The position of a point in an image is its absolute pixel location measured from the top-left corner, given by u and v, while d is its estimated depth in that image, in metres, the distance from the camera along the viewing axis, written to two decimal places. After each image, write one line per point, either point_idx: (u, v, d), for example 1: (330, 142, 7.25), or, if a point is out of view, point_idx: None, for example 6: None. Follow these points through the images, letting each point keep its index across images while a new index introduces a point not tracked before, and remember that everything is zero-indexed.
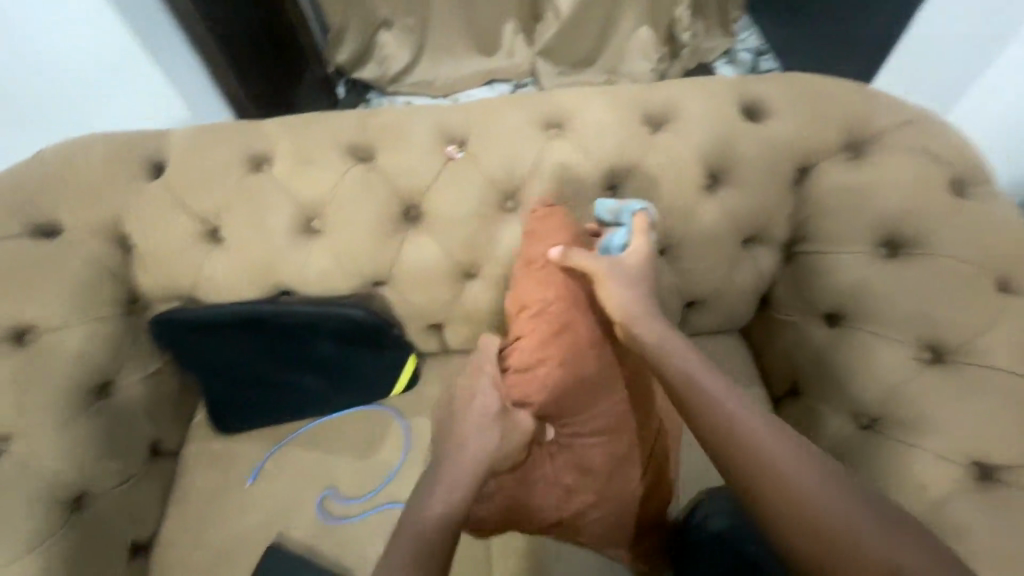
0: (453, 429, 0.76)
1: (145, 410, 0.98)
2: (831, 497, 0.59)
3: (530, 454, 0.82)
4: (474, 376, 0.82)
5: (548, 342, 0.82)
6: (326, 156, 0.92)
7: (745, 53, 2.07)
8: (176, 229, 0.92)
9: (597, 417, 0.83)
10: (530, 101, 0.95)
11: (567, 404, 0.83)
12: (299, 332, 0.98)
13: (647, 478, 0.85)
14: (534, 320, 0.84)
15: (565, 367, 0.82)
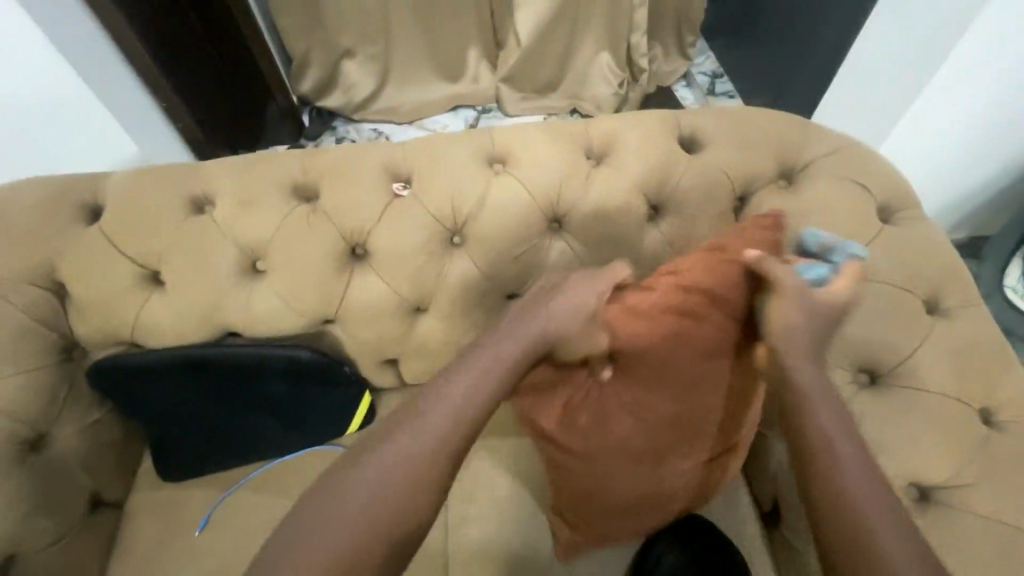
0: (540, 306, 0.68)
1: (83, 463, 0.95)
2: (894, 532, 0.54)
3: (585, 379, 0.74)
4: (589, 277, 0.70)
5: (675, 314, 0.70)
6: (270, 197, 0.92)
7: (701, 76, 2.13)
8: (114, 275, 0.90)
9: (668, 407, 0.74)
10: (475, 138, 0.96)
11: (649, 377, 0.73)
12: (245, 375, 0.96)
13: (670, 474, 0.81)
14: (682, 287, 0.71)
15: (674, 344, 0.71)
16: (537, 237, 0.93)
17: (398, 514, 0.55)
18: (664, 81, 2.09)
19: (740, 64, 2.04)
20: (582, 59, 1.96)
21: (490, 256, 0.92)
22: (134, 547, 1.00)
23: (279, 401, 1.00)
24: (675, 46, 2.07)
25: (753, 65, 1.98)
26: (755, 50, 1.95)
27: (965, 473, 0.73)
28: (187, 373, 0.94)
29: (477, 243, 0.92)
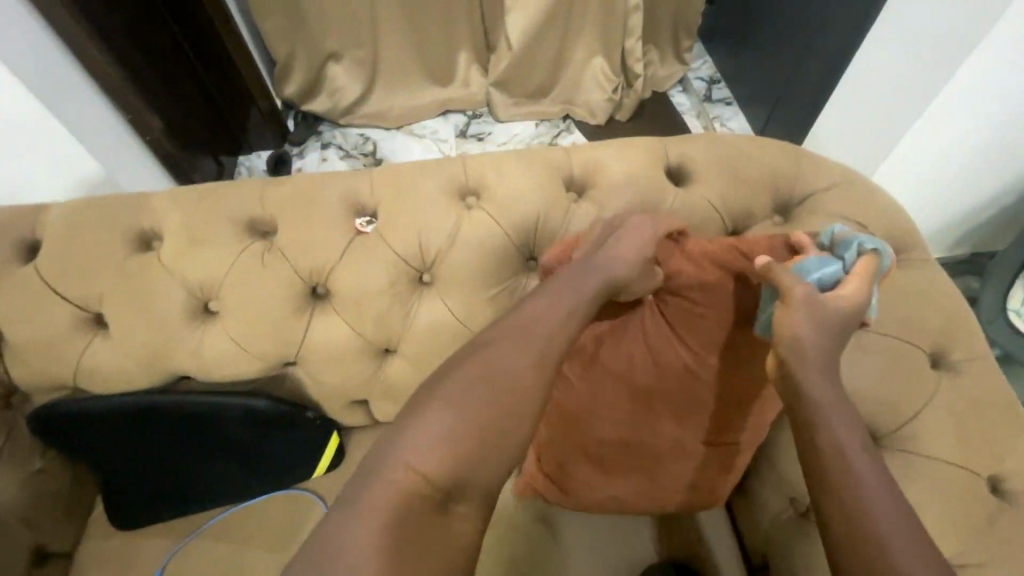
0: (612, 236, 0.71)
1: (23, 516, 0.88)
2: (899, 534, 0.49)
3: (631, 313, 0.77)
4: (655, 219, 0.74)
5: (721, 277, 0.72)
6: (223, 232, 0.85)
7: (699, 82, 2.05)
8: (52, 317, 0.83)
9: (688, 365, 0.75)
10: (446, 167, 0.89)
11: (679, 330, 0.74)
12: (200, 422, 0.90)
13: (667, 442, 0.80)
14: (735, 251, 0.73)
15: (711, 304, 0.72)
16: (511, 277, 0.87)
17: (443, 455, 0.53)
18: (660, 86, 2.02)
19: (739, 71, 1.96)
20: (575, 65, 1.89)
21: (462, 296, 0.86)
22: None
23: (236, 448, 0.95)
24: (670, 51, 2.00)
25: (751, 73, 1.90)
26: (752, 59, 1.88)
27: (972, 552, 0.67)
28: (134, 420, 0.88)
29: (448, 283, 0.86)
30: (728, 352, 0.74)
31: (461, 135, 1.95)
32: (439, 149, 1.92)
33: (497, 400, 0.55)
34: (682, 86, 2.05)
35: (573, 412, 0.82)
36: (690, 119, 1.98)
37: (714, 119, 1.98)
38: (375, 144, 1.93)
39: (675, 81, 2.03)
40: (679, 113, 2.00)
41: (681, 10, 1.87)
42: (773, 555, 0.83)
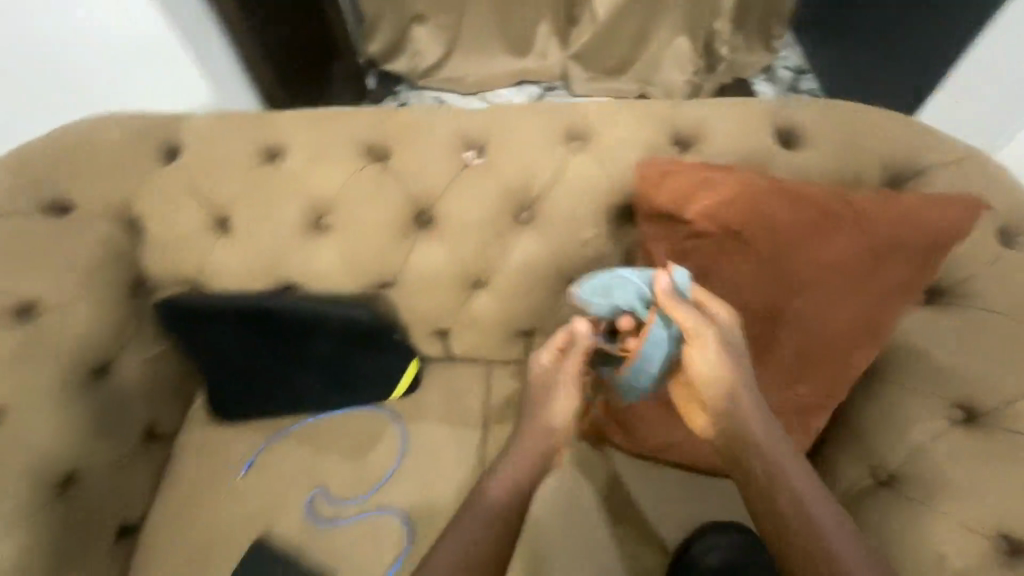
0: (679, 184, 0.72)
1: (143, 393, 0.96)
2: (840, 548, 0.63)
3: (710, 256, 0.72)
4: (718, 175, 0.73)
5: (806, 215, 0.69)
6: (342, 152, 0.90)
7: (785, 70, 1.97)
8: (187, 217, 0.91)
9: (779, 304, 0.71)
10: (554, 111, 0.92)
11: (769, 267, 0.70)
12: (300, 329, 0.96)
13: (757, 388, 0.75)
14: (808, 196, 0.70)
15: (801, 242, 0.69)
16: (608, 222, 0.89)
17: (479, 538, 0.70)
18: (745, 71, 1.93)
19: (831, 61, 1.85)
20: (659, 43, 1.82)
21: (557, 236, 0.89)
22: (182, 480, 1.04)
23: (329, 358, 1.01)
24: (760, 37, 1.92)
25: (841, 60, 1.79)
26: (844, 46, 1.77)
27: None
28: (244, 319, 0.95)
29: (546, 222, 0.89)
30: (810, 293, 0.70)
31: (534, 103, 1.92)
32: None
33: (500, 512, 0.72)
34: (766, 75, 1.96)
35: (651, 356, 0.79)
36: None
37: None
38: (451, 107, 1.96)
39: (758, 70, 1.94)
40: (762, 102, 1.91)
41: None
42: None
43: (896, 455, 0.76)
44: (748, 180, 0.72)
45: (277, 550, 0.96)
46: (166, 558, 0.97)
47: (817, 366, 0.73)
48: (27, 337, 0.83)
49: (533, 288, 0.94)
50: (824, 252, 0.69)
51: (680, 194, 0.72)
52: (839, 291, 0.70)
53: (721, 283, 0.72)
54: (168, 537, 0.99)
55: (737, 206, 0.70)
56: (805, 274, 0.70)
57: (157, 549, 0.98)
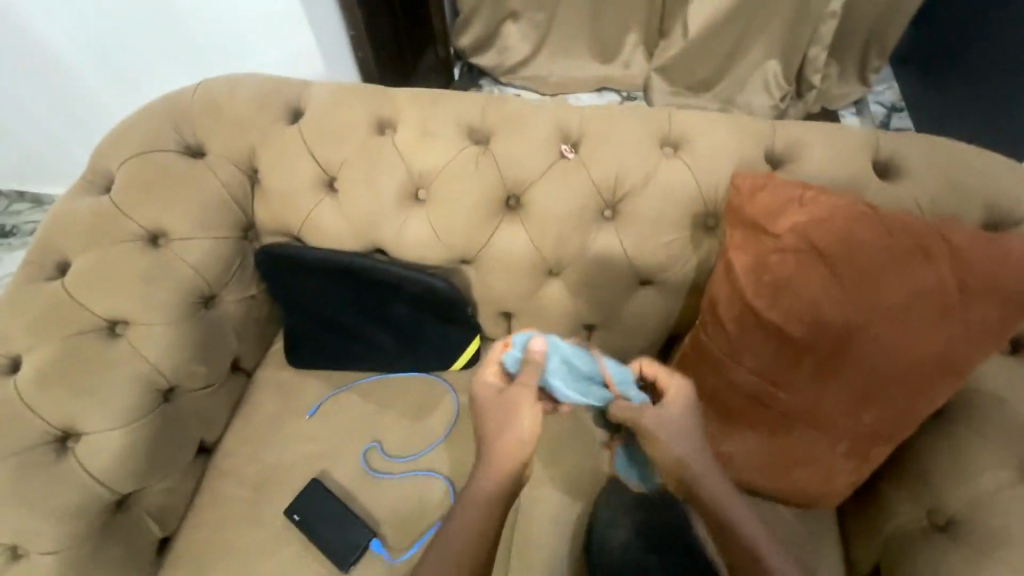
0: (770, 196, 0.73)
1: (236, 329, 1.06)
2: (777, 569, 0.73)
3: (791, 271, 0.71)
4: (812, 194, 0.73)
5: (896, 246, 0.68)
6: (446, 132, 0.96)
7: (876, 106, 1.93)
8: (299, 174, 0.99)
9: (852, 329, 0.69)
10: (653, 117, 0.95)
11: (849, 291, 0.69)
12: (383, 290, 1.03)
13: (810, 409, 0.75)
14: (904, 228, 0.69)
15: (888, 272, 0.68)
16: (690, 229, 0.91)
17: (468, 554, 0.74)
18: (832, 103, 1.89)
19: (929, 99, 1.80)
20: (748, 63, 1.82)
21: (638, 236, 0.92)
22: (256, 413, 1.13)
23: (402, 322, 1.08)
24: (854, 69, 1.86)
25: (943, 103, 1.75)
26: (942, 84, 1.75)
27: None
28: (335, 274, 1.03)
29: (630, 222, 0.92)
30: (888, 324, 0.68)
31: None
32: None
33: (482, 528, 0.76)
34: (857, 108, 1.92)
35: (714, 360, 0.80)
36: None
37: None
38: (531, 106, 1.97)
39: (850, 102, 1.90)
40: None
41: (880, 24, 1.73)
42: (886, 564, 0.80)
43: (958, 501, 0.74)
44: (844, 202, 0.72)
45: (332, 490, 1.04)
46: (235, 481, 1.06)
47: (890, 397, 0.71)
48: (154, 263, 0.94)
49: (605, 284, 0.98)
50: (915, 283, 0.67)
51: (770, 208, 0.73)
52: (927, 324, 0.67)
53: (797, 298, 0.71)
54: (238, 462, 1.08)
55: (828, 227, 0.70)
56: (889, 303, 0.68)
57: (227, 471, 1.07)
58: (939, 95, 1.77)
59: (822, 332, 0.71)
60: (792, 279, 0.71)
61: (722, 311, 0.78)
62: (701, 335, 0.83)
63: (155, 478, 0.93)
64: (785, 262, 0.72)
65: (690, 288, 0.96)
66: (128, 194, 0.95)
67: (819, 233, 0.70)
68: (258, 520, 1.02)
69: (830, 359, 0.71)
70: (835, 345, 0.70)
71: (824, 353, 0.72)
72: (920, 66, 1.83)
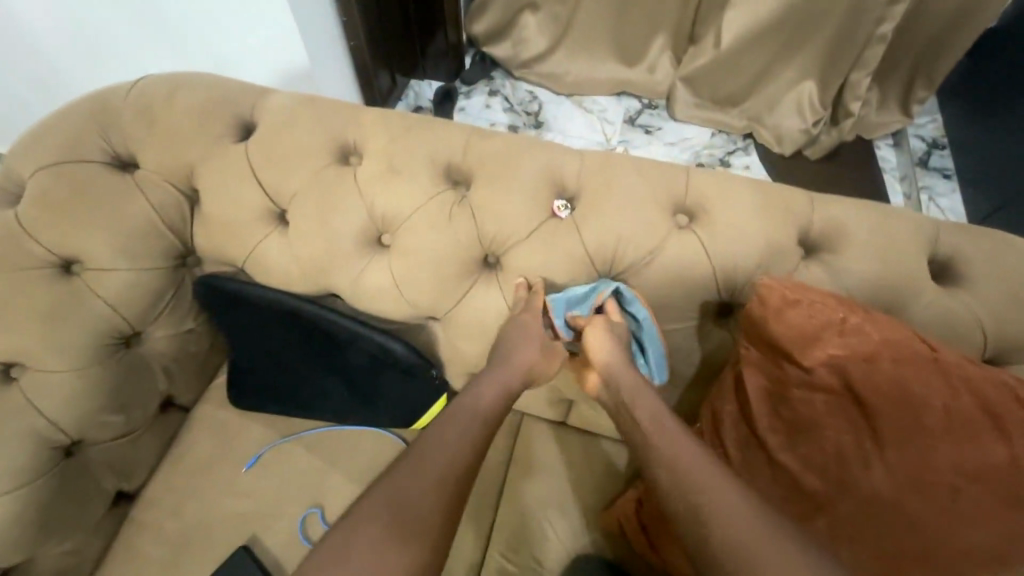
0: (806, 305, 0.57)
1: (166, 367, 0.94)
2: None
3: (817, 407, 0.58)
4: (864, 316, 0.57)
5: (956, 402, 0.54)
6: (418, 170, 0.81)
7: (916, 140, 1.71)
8: (245, 201, 0.85)
9: (884, 491, 0.54)
10: (665, 175, 0.78)
11: (886, 444, 0.54)
12: (335, 342, 0.90)
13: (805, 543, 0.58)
14: (974, 385, 0.54)
15: (941, 432, 0.53)
16: (696, 318, 0.76)
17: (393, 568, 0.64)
18: (868, 132, 1.67)
19: (976, 142, 1.60)
20: (779, 85, 1.62)
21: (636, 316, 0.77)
22: (188, 458, 1.00)
23: (355, 375, 0.93)
24: (894, 95, 1.64)
25: (986, 147, 1.56)
26: (991, 125, 1.54)
27: None
28: (282, 318, 0.90)
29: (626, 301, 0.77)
30: (931, 493, 0.53)
31: (629, 122, 1.76)
32: (602, 131, 1.75)
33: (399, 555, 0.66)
34: (895, 139, 1.72)
35: None
36: (892, 182, 1.67)
37: (921, 189, 1.66)
38: (540, 107, 1.78)
39: (889, 133, 1.68)
40: (880, 170, 1.69)
41: (929, 52, 1.51)
42: None
43: None
44: (899, 334, 0.56)
45: (261, 562, 0.91)
46: (153, 536, 0.93)
47: None
48: (63, 298, 0.81)
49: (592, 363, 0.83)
50: (977, 457, 0.52)
51: (806, 329, 0.57)
52: (989, 512, 0.51)
53: (821, 439, 0.58)
54: (159, 516, 0.95)
55: (872, 366, 0.55)
56: (938, 472, 0.53)
57: (145, 525, 0.94)
58: (987, 133, 1.56)
59: (841, 485, 0.56)
60: (819, 417, 0.58)
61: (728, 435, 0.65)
62: None
63: (48, 542, 0.83)
64: (811, 396, 0.58)
65: (690, 380, 0.81)
66: (39, 211, 0.81)
67: (862, 367, 0.56)
68: None
69: (860, 520, 0.55)
70: (862, 506, 0.55)
71: (845, 514, 0.56)
72: (971, 99, 1.62)
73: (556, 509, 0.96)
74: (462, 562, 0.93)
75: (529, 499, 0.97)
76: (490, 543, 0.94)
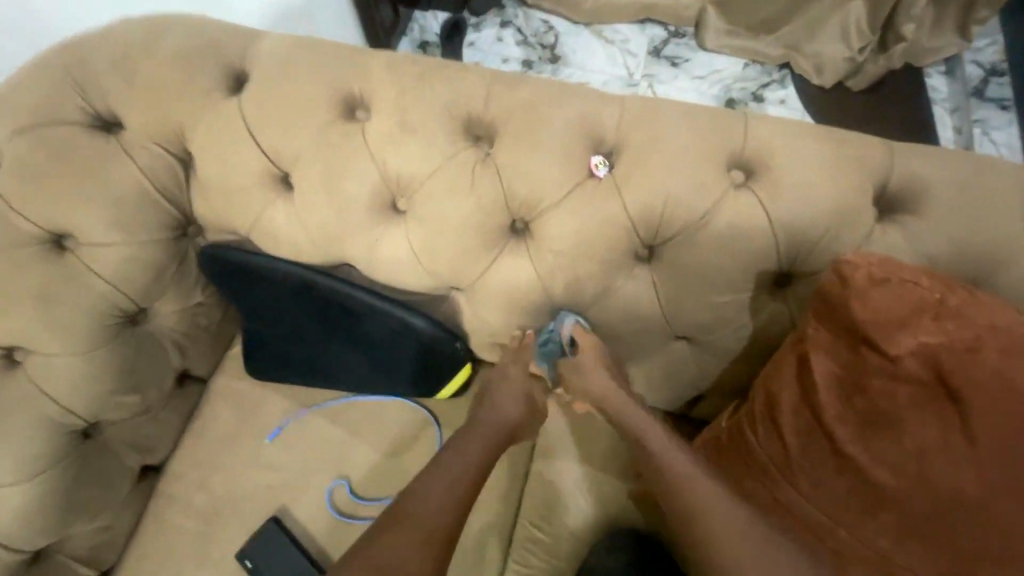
0: (894, 278, 0.53)
1: (177, 343, 0.90)
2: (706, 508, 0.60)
3: (902, 396, 0.52)
4: (965, 298, 0.52)
5: None
6: (434, 125, 0.71)
7: (973, 66, 1.50)
8: (244, 164, 0.76)
9: (968, 482, 0.50)
10: (720, 125, 0.68)
11: (981, 442, 0.49)
12: (351, 314, 0.84)
13: (879, 489, 0.54)
14: None
15: None
16: (751, 289, 0.68)
17: None
18: (919, 61, 1.48)
19: None
20: (827, 5, 1.43)
21: (681, 287, 0.69)
22: (208, 430, 0.98)
23: (375, 348, 0.88)
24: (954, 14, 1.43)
25: None
26: None
27: None
28: (294, 290, 0.84)
29: (672, 271, 0.69)
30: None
31: (654, 53, 1.58)
32: (625, 64, 1.58)
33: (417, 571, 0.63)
34: (949, 66, 1.51)
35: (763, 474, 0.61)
36: (942, 115, 1.47)
37: (973, 123, 1.45)
38: (557, 38, 1.61)
39: (941, 58, 1.48)
40: (929, 101, 1.49)
41: None
42: None
43: None
44: (1004, 319, 0.51)
45: (291, 532, 0.91)
46: (182, 509, 0.93)
47: None
48: (58, 278, 0.76)
49: (629, 336, 0.77)
50: None
51: (896, 310, 0.52)
52: None
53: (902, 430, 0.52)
54: (187, 487, 0.94)
55: (974, 357, 0.50)
56: None
57: (174, 498, 0.94)
58: None
59: (919, 482, 0.52)
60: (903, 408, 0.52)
61: (789, 417, 0.59)
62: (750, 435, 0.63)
63: (78, 522, 0.83)
64: (897, 387, 0.52)
65: (741, 355, 0.74)
66: (21, 183, 0.74)
67: (963, 354, 0.50)
68: (207, 557, 0.90)
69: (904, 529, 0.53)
70: (941, 503, 0.51)
71: (914, 509, 0.52)
72: None
73: (588, 479, 0.92)
74: (493, 530, 0.92)
75: (559, 468, 0.94)
76: (522, 510, 0.93)
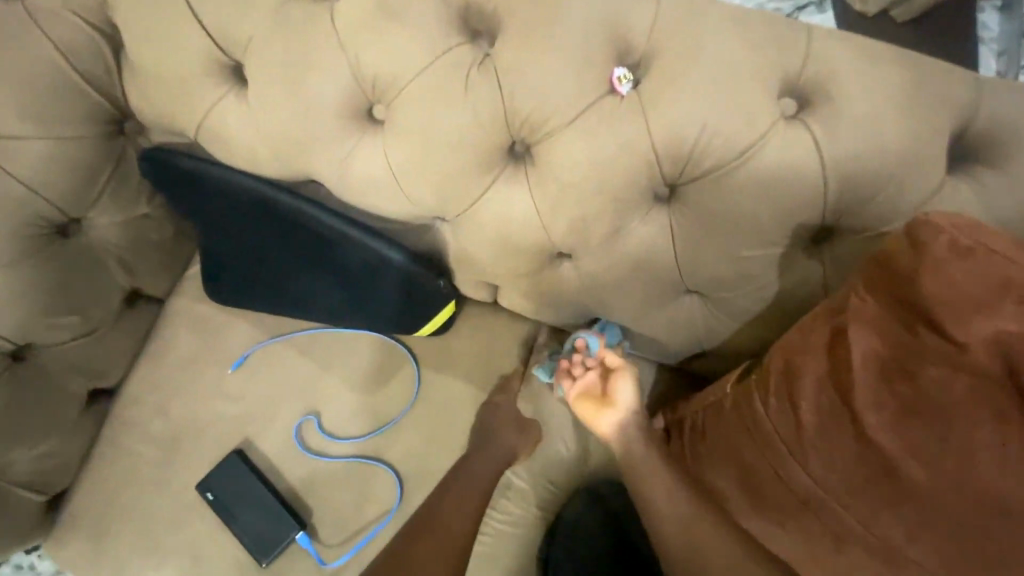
0: (977, 252, 0.45)
1: (123, 260, 0.79)
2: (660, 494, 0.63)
3: (957, 384, 0.45)
4: None
5: None
6: (421, 12, 0.57)
7: None
8: (186, 51, 0.62)
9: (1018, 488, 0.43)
10: (780, 33, 0.54)
11: None
12: (320, 240, 0.74)
13: (908, 484, 0.47)
14: None
15: None
16: (784, 243, 0.59)
17: None
18: None
19: None
20: None
21: (701, 236, 0.60)
22: (166, 353, 0.90)
23: (348, 279, 0.79)
24: None
25: None
26: None
27: None
28: (253, 208, 0.73)
29: (693, 216, 0.59)
30: None
31: None
32: None
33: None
34: None
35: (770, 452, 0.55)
36: None
37: None
38: None
39: None
40: None
41: None
42: None
43: None
44: None
45: (257, 466, 0.85)
46: (139, 435, 0.87)
47: None
48: None
49: (636, 287, 0.68)
50: None
51: (970, 289, 0.44)
52: None
53: (949, 423, 0.45)
54: (142, 414, 0.88)
55: None
56: None
57: (129, 424, 0.87)
58: None
59: (958, 480, 0.45)
60: (955, 398, 0.45)
61: (812, 397, 0.52)
62: (763, 411, 0.56)
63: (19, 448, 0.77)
64: (952, 375, 0.45)
65: (759, 315, 0.66)
66: None
67: None
68: (166, 485, 0.85)
69: (929, 530, 0.46)
70: (982, 509, 0.44)
71: (947, 510, 0.45)
72: None
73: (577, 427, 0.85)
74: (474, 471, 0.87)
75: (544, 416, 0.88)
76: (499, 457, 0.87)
